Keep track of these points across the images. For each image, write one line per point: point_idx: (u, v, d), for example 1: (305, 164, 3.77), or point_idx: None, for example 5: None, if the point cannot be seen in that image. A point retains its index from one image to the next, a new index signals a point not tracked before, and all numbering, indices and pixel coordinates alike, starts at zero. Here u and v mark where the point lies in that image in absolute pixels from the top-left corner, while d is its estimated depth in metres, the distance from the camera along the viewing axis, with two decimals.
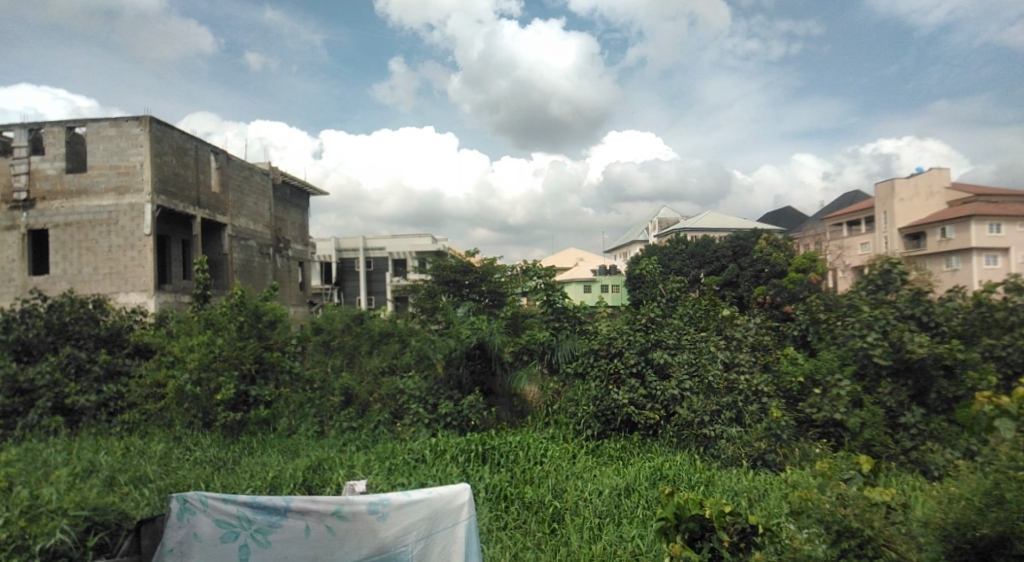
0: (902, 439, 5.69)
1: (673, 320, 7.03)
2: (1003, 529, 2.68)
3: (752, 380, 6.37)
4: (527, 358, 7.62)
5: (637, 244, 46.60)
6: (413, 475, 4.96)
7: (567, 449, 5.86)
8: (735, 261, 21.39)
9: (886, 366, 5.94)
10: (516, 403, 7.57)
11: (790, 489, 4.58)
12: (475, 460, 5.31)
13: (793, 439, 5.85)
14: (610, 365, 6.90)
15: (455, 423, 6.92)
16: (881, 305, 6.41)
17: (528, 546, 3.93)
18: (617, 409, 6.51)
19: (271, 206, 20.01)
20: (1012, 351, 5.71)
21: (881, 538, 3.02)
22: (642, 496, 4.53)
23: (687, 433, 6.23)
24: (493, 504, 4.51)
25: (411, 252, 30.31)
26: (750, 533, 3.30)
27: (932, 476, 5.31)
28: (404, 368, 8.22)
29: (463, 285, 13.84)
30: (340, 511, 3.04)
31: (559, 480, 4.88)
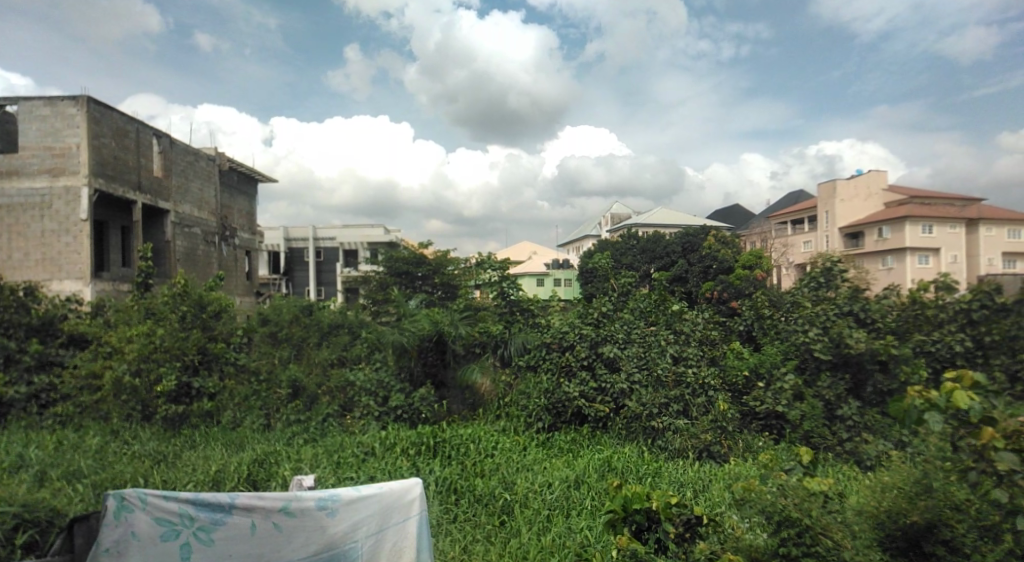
0: (838, 431, 5.88)
1: (624, 314, 7.09)
2: (931, 516, 2.94)
3: (699, 373, 6.47)
4: (480, 350, 7.68)
5: (590, 239, 47.13)
6: (361, 468, 4.91)
7: (518, 441, 5.88)
8: (684, 257, 21.93)
9: (826, 360, 6.16)
10: (468, 396, 7.48)
11: (733, 480, 4.72)
12: (426, 453, 5.27)
13: (737, 431, 6.09)
14: (562, 358, 6.94)
15: (406, 416, 6.90)
16: (822, 302, 6.64)
17: (478, 539, 3.95)
18: (567, 401, 6.56)
19: (218, 193, 19.42)
20: (940, 347, 6.05)
21: (818, 526, 3.03)
22: (591, 487, 4.58)
23: (636, 425, 6.28)
24: (442, 497, 4.49)
25: (362, 243, 29.94)
26: (695, 524, 3.35)
27: (865, 465, 5.54)
28: (353, 360, 8.10)
29: (416, 278, 13.79)
30: (288, 507, 2.93)
31: (510, 472, 4.89)
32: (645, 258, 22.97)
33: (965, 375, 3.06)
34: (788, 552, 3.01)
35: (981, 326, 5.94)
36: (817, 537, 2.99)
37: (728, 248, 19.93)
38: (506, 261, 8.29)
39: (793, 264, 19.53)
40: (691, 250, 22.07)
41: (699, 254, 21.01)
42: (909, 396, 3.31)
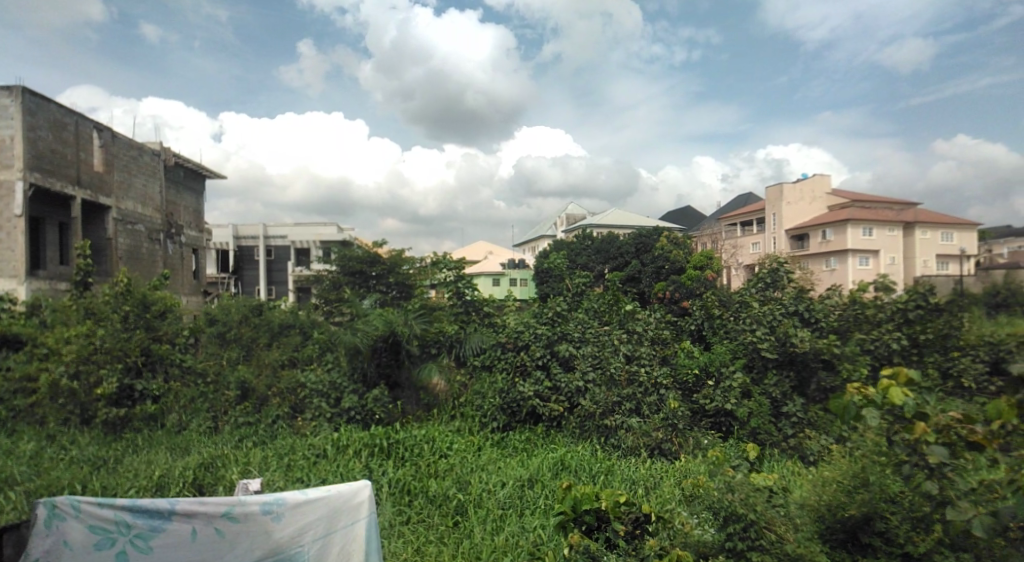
0: (784, 427, 6.06)
1: (579, 314, 7.17)
2: (867, 509, 3.16)
3: (652, 372, 6.55)
4: (436, 350, 7.61)
5: (545, 240, 47.56)
6: (312, 471, 4.84)
7: (473, 441, 5.85)
8: (638, 257, 22.49)
9: (772, 359, 6.36)
10: (422, 397, 7.42)
11: (683, 477, 4.81)
12: (379, 455, 5.21)
13: (688, 430, 6.10)
14: (517, 358, 7.02)
15: (358, 417, 6.81)
16: (770, 301, 6.85)
17: (430, 540, 3.93)
18: (522, 401, 6.58)
19: (163, 188, 18.80)
20: (880, 345, 6.24)
21: (763, 520, 3.15)
22: (544, 486, 4.60)
23: (589, 424, 6.34)
24: (395, 499, 4.46)
25: (315, 241, 29.47)
26: (643, 521, 3.45)
27: (808, 461, 5.75)
28: (304, 361, 7.96)
29: (369, 277, 13.66)
30: (231, 513, 2.84)
31: (463, 473, 4.87)
32: (600, 258, 23.23)
33: (902, 372, 3.15)
34: (734, 546, 3.12)
35: (917, 325, 6.26)
36: (762, 531, 3.11)
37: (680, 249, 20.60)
38: (463, 261, 8.36)
39: (741, 264, 21.74)
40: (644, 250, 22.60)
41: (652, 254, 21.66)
42: (846, 392, 3.27)
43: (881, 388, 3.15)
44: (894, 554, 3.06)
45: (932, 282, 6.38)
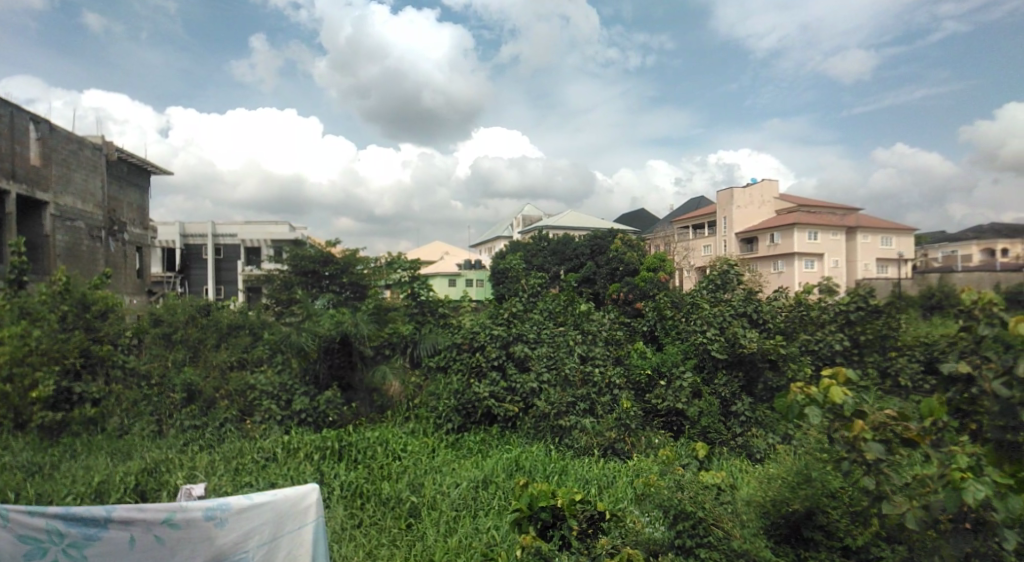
0: (732, 426, 6.12)
1: (534, 315, 7.25)
2: (810, 504, 3.33)
3: (606, 372, 6.65)
4: (389, 352, 7.66)
5: (501, 241, 47.88)
6: (261, 475, 4.78)
7: (427, 443, 5.83)
8: (592, 259, 23.22)
9: (722, 360, 6.47)
10: (376, 398, 7.41)
11: (635, 476, 4.89)
12: (331, 458, 5.16)
13: (640, 429, 6.19)
14: (473, 359, 6.99)
15: (310, 419, 6.74)
16: (719, 303, 6.98)
17: (382, 543, 3.89)
18: (478, 402, 6.58)
19: (105, 184, 18.17)
20: (822, 346, 6.48)
21: (710, 518, 3.26)
22: (498, 487, 4.60)
23: (543, 425, 6.33)
24: (348, 502, 4.42)
25: (265, 240, 28.84)
26: (597, 519, 3.49)
27: (756, 459, 5.81)
28: (254, 363, 7.78)
29: (322, 276, 13.47)
30: (172, 519, 2.75)
31: (416, 475, 4.83)
32: None
33: (841, 372, 3.26)
34: (682, 543, 3.20)
35: (857, 326, 6.53)
36: (709, 528, 3.22)
37: (633, 251, 20.50)
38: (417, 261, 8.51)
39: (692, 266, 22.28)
40: (598, 252, 23.32)
41: (608, 257, 21.77)
42: (789, 391, 3.39)
43: (823, 387, 3.24)
44: (834, 547, 3.23)
45: (872, 286, 6.69)
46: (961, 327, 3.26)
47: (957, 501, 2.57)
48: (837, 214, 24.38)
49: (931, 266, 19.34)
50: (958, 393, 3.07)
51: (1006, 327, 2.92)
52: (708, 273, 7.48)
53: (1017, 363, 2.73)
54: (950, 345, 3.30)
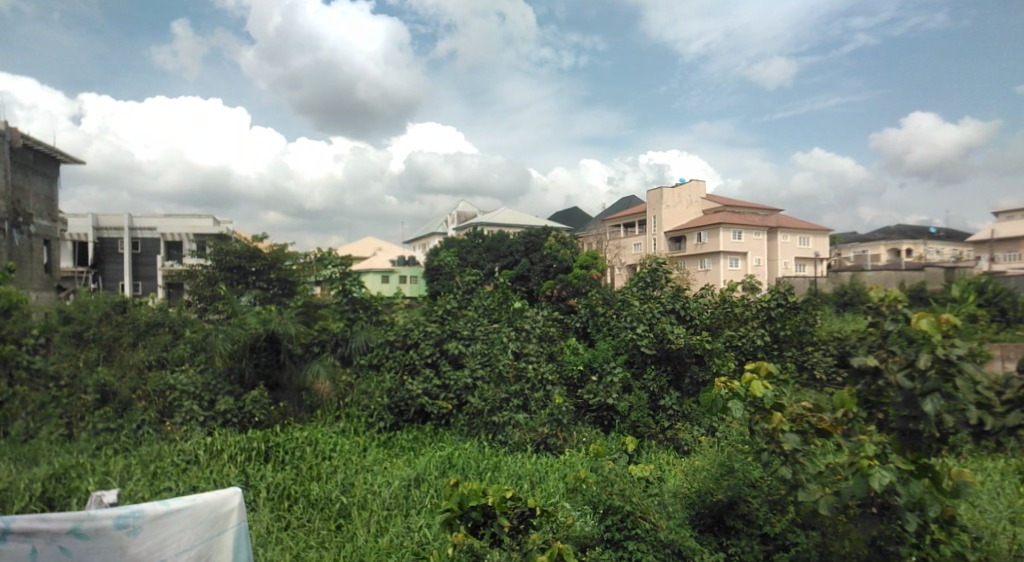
0: (660, 419, 6.32)
1: (468, 312, 7.25)
2: (733, 494, 3.50)
3: (539, 368, 6.67)
4: (319, 350, 7.54)
5: (437, 237, 47.73)
6: (182, 479, 4.69)
7: (358, 442, 5.75)
8: (525, 255, 25.24)
9: (651, 355, 6.59)
10: (305, 398, 7.26)
11: (566, 471, 4.99)
12: (256, 459, 5.03)
13: (572, 424, 6.21)
14: (406, 356, 6.98)
15: (235, 420, 6.52)
16: (649, 300, 7.08)
17: (311, 545, 3.85)
18: (410, 400, 6.58)
19: (8, 173, 17.14)
20: (746, 341, 6.62)
21: (638, 511, 3.38)
22: (430, 485, 4.57)
23: (477, 422, 6.39)
24: (274, 505, 4.34)
25: (187, 234, 27.55)
26: (528, 515, 3.45)
27: (683, 450, 5.98)
28: (175, 362, 7.31)
29: (248, 273, 13.19)
30: (78, 529, 2.59)
31: (348, 475, 4.78)
32: None
33: (763, 365, 3.41)
34: (612, 537, 3.34)
35: (778, 322, 6.81)
36: (637, 521, 3.34)
37: (566, 250, 22.62)
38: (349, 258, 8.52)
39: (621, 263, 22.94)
40: (532, 248, 25.42)
41: (540, 254, 23.88)
42: (714, 386, 3.53)
43: (745, 381, 3.41)
44: (754, 534, 3.39)
45: (791, 284, 6.94)
46: (869, 323, 3.42)
47: (865, 487, 2.71)
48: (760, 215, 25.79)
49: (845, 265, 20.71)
50: (867, 385, 3.24)
51: (909, 323, 3.15)
52: (639, 271, 7.60)
53: (919, 356, 2.95)
54: (859, 340, 3.46)
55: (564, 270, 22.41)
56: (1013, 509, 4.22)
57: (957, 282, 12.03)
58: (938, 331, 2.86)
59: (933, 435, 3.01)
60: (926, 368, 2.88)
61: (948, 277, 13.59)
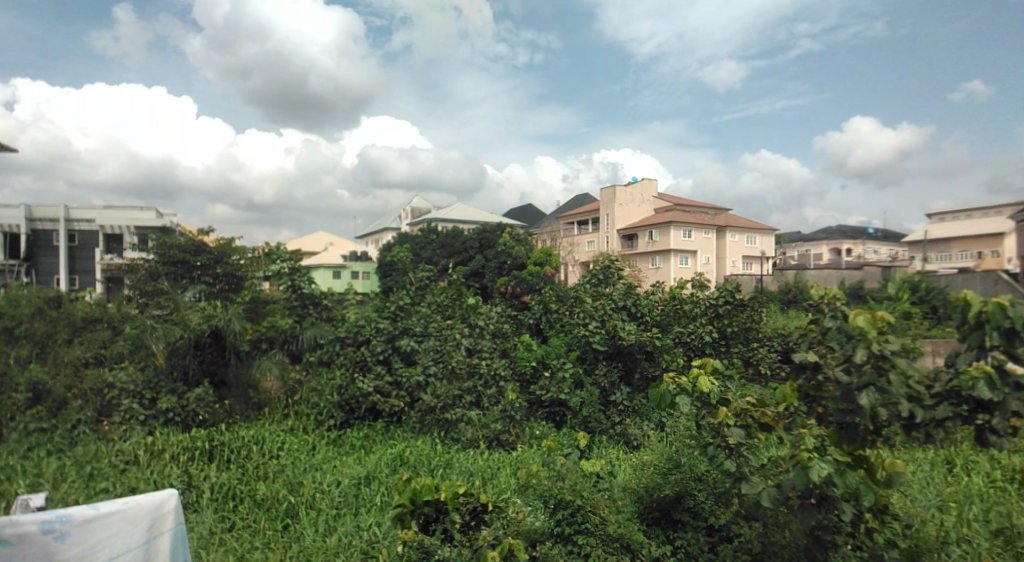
0: (612, 415, 6.37)
1: (421, 309, 7.24)
2: (679, 489, 3.59)
3: (492, 364, 6.71)
4: (266, 346, 7.49)
5: (390, 232, 47.28)
6: (121, 479, 4.69)
7: (307, 440, 5.66)
8: (481, 252, 25.51)
9: (602, 351, 6.65)
10: (252, 396, 7.09)
11: (518, 467, 5.03)
12: (201, 459, 4.99)
13: (525, 419, 6.30)
14: (356, 353, 6.86)
15: (177, 419, 6.36)
16: (602, 297, 7.16)
17: (255, 547, 3.83)
18: (362, 397, 6.50)
19: None
20: (694, 338, 6.78)
21: (588, 505, 3.43)
22: (381, 483, 4.56)
23: (429, 418, 6.37)
24: (219, 505, 4.33)
25: (128, 226, 26.60)
26: (480, 511, 3.39)
27: (633, 445, 5.98)
28: (113, 358, 7.25)
29: (193, 267, 12.93)
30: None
31: (296, 473, 4.76)
32: None
33: (709, 362, 3.47)
34: (562, 531, 3.40)
35: (725, 319, 6.95)
36: (587, 515, 3.39)
37: (521, 246, 23.08)
38: (297, 252, 8.25)
39: (577, 260, 23.22)
40: (488, 247, 25.66)
41: (495, 250, 24.41)
42: (662, 381, 3.55)
43: (692, 376, 3.46)
44: (699, 527, 3.49)
45: (738, 281, 7.12)
46: (810, 319, 3.58)
47: (805, 479, 2.78)
48: (709, 214, 26.72)
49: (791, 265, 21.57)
50: (807, 380, 3.34)
51: (847, 319, 3.26)
52: (592, 268, 7.69)
53: (856, 351, 3.04)
54: (800, 337, 3.62)
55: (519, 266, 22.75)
56: (942, 498, 4.42)
57: (889, 281, 12.62)
58: (873, 328, 2.98)
59: (867, 427, 3.10)
60: (863, 363, 2.97)
61: (884, 276, 14.25)
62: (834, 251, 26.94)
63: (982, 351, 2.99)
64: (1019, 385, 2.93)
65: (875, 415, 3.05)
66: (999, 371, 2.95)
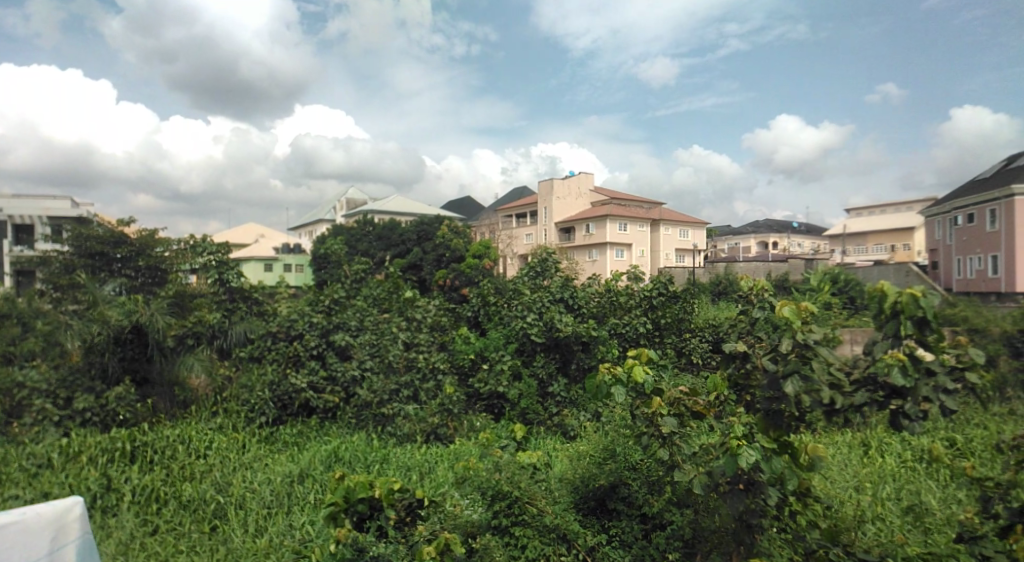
0: (549, 406, 6.44)
1: (357, 302, 7.14)
2: (614, 479, 3.69)
3: (429, 358, 6.72)
4: (193, 342, 7.00)
5: (324, 225, 46.46)
6: (33, 485, 4.48)
7: (237, 438, 5.49)
8: (417, 244, 25.75)
9: (540, 343, 6.71)
10: (178, 393, 6.80)
11: (455, 460, 5.05)
12: (120, 460, 4.81)
13: (462, 413, 6.33)
14: (289, 348, 6.66)
15: (96, 419, 6.21)
16: (539, 289, 7.25)
17: (180, 550, 3.76)
18: (295, 393, 6.35)
19: None
20: (629, 329, 6.90)
21: (526, 496, 3.49)
22: (315, 479, 4.53)
23: (366, 413, 6.32)
24: (140, 508, 4.29)
25: (41, 216, 25.17)
26: (416, 507, 3.39)
27: (570, 435, 6.11)
28: (24, 357, 6.94)
29: (113, 260, 12.99)
30: None
31: (225, 473, 4.70)
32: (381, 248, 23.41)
33: (644, 352, 3.55)
34: (499, 523, 3.44)
35: (660, 310, 7.04)
36: (524, 506, 3.45)
37: (458, 239, 23.82)
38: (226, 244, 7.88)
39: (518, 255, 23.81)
40: (425, 238, 25.98)
41: (432, 245, 24.64)
42: (599, 371, 3.56)
43: (627, 366, 3.52)
44: (633, 515, 3.59)
45: (670, 274, 7.21)
46: (740, 310, 3.72)
47: (734, 466, 2.83)
48: (643, 208, 27.91)
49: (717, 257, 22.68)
50: (736, 369, 3.45)
51: (774, 310, 3.40)
52: (530, 261, 7.80)
53: (782, 341, 3.16)
54: (730, 327, 3.75)
55: (457, 259, 23.39)
56: (860, 478, 4.68)
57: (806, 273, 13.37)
58: (797, 318, 3.10)
59: (792, 414, 3.22)
60: (788, 352, 3.10)
61: (805, 268, 15.04)
62: (762, 245, 28.33)
63: (897, 340, 3.12)
64: (930, 371, 3.05)
65: (799, 401, 3.16)
66: (911, 357, 3.07)
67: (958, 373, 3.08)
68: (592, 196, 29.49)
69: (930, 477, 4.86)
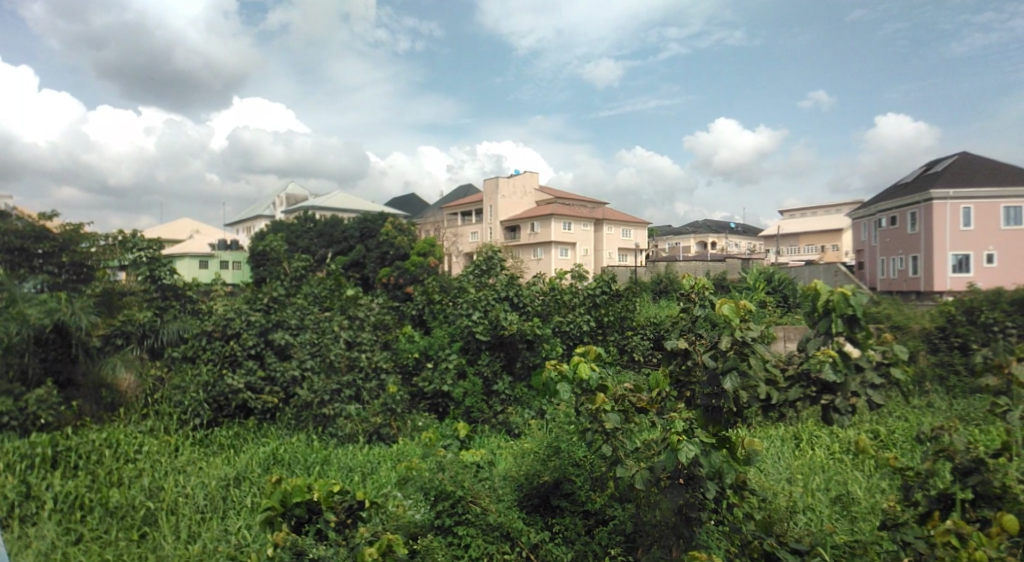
0: (494, 404, 6.49)
1: (297, 300, 6.97)
2: (558, 475, 3.73)
3: (372, 357, 6.69)
4: (122, 342, 6.91)
5: (263, 221, 45.17)
6: None
7: (170, 440, 5.31)
8: (361, 241, 25.66)
9: (485, 341, 6.72)
10: (105, 395, 6.60)
11: (398, 460, 5.04)
12: (41, 467, 4.60)
13: (405, 412, 6.40)
14: (225, 347, 6.52)
15: (14, 423, 5.96)
16: (484, 288, 7.27)
17: (106, 559, 3.63)
18: (232, 394, 6.21)
19: None
20: (572, 327, 7.00)
21: (469, 495, 3.50)
22: (251, 482, 4.45)
23: (305, 414, 6.29)
24: (64, 517, 4.11)
25: None
26: (356, 509, 3.33)
27: (513, 433, 6.15)
28: None
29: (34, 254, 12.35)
30: None
31: (156, 478, 4.55)
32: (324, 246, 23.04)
33: (590, 350, 3.59)
34: (443, 522, 3.48)
35: (602, 308, 7.15)
36: (467, 506, 3.47)
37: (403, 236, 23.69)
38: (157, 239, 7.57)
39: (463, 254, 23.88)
40: (368, 234, 26.10)
41: (376, 241, 25.07)
42: (545, 368, 3.65)
43: (573, 363, 3.53)
44: (577, 511, 3.65)
45: (613, 272, 7.33)
46: (681, 309, 3.77)
47: (674, 461, 2.87)
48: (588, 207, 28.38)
49: (660, 256, 23.31)
50: (677, 366, 3.54)
51: (713, 308, 3.49)
52: (475, 259, 7.79)
53: (721, 338, 3.24)
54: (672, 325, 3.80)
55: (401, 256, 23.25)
56: (791, 470, 4.88)
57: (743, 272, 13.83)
58: (736, 316, 3.14)
59: (729, 410, 3.33)
60: (727, 349, 3.18)
61: (742, 266, 15.54)
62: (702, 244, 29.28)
63: (828, 337, 3.22)
64: (858, 367, 3.24)
65: (736, 397, 3.26)
66: (841, 354, 3.25)
67: (883, 368, 3.23)
68: (535, 194, 29.79)
69: (856, 468, 5.09)
